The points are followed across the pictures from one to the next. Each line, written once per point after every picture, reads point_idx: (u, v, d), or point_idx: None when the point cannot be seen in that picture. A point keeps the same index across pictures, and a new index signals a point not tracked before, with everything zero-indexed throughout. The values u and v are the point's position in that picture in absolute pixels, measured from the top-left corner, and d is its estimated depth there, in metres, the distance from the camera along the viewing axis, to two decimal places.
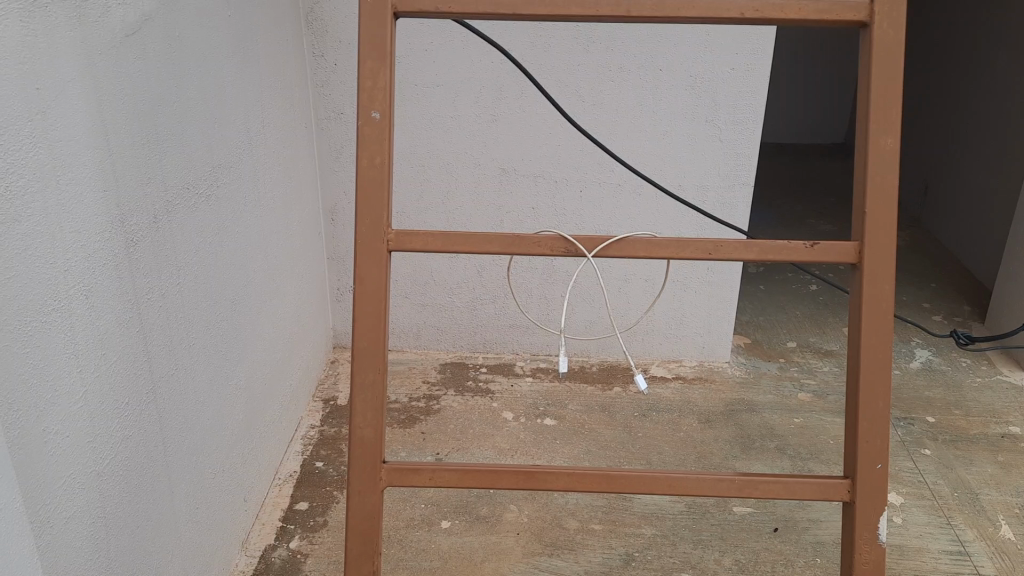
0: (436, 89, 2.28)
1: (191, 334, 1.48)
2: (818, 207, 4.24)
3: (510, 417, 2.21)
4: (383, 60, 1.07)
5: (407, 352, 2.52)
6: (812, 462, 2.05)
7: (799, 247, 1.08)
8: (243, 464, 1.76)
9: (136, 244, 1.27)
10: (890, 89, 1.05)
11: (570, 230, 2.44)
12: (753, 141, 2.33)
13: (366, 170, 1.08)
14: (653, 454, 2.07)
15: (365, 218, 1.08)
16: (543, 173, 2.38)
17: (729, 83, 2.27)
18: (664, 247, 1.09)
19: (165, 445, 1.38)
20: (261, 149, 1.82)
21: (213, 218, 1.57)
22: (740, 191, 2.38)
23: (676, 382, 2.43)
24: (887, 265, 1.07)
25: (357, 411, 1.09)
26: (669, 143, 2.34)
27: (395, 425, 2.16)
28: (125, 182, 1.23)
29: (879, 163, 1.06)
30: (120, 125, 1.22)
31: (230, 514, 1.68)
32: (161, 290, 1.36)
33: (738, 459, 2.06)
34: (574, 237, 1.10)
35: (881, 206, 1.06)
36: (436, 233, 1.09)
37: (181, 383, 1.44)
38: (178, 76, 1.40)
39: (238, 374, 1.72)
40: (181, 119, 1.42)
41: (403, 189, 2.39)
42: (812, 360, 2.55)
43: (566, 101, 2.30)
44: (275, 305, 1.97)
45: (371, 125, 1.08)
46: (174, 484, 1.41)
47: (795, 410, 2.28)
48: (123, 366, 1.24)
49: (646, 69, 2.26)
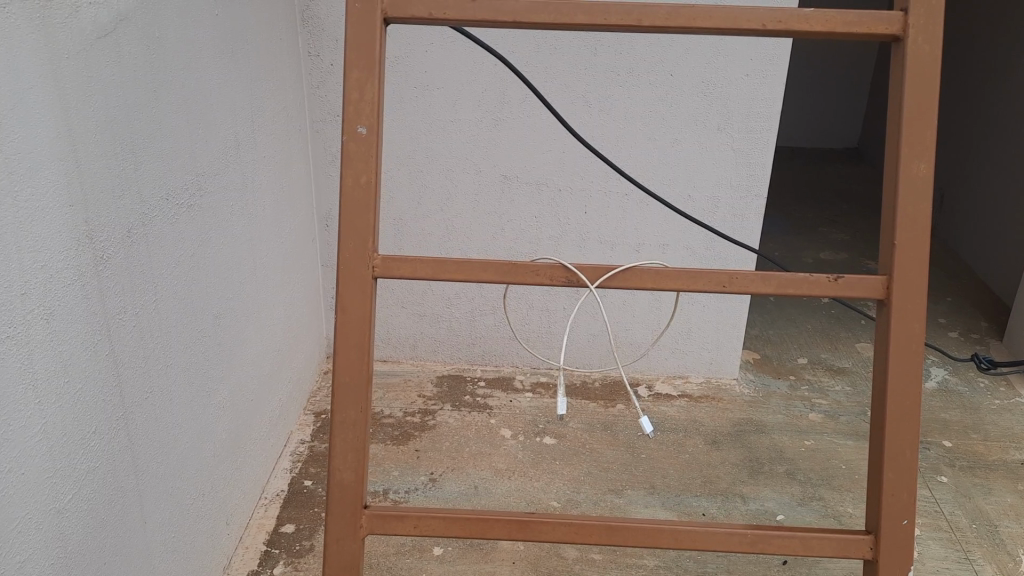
0: (437, 92, 2.19)
1: (167, 353, 1.39)
2: (829, 214, 4.15)
3: (509, 434, 2.13)
4: (372, 70, 0.98)
5: (402, 363, 2.44)
6: (823, 489, 1.96)
7: (822, 280, 0.99)
8: (226, 487, 1.68)
9: (108, 260, 1.18)
10: (926, 110, 0.96)
11: (574, 240, 2.35)
12: (767, 151, 2.23)
13: (352, 189, 0.99)
14: (658, 477, 1.99)
15: (349, 241, 0.99)
16: (545, 181, 2.28)
17: (743, 89, 2.17)
18: (675, 278, 1.00)
19: (137, 475, 1.30)
20: (251, 153, 1.73)
21: (197, 229, 1.48)
22: (753, 202, 2.29)
23: (682, 400, 2.34)
24: (919, 301, 0.97)
25: (337, 452, 1.00)
26: (678, 152, 2.25)
27: (388, 442, 2.08)
28: (94, 195, 1.14)
29: (911, 190, 0.97)
30: (89, 134, 1.12)
31: (210, 541, 1.60)
32: (135, 309, 1.27)
33: (746, 485, 1.97)
34: (577, 266, 1.01)
35: (915, 235, 0.96)
36: (425, 257, 1.00)
37: (157, 407, 1.36)
38: (159, 80, 1.31)
39: (221, 393, 1.64)
40: (162, 126, 1.33)
41: (401, 195, 2.31)
42: (823, 378, 2.46)
43: (572, 107, 2.20)
44: (264, 319, 1.88)
45: (357, 140, 0.99)
46: (145, 514, 1.33)
47: (806, 431, 2.19)
48: (89, 394, 1.15)
49: (657, 75, 2.17)
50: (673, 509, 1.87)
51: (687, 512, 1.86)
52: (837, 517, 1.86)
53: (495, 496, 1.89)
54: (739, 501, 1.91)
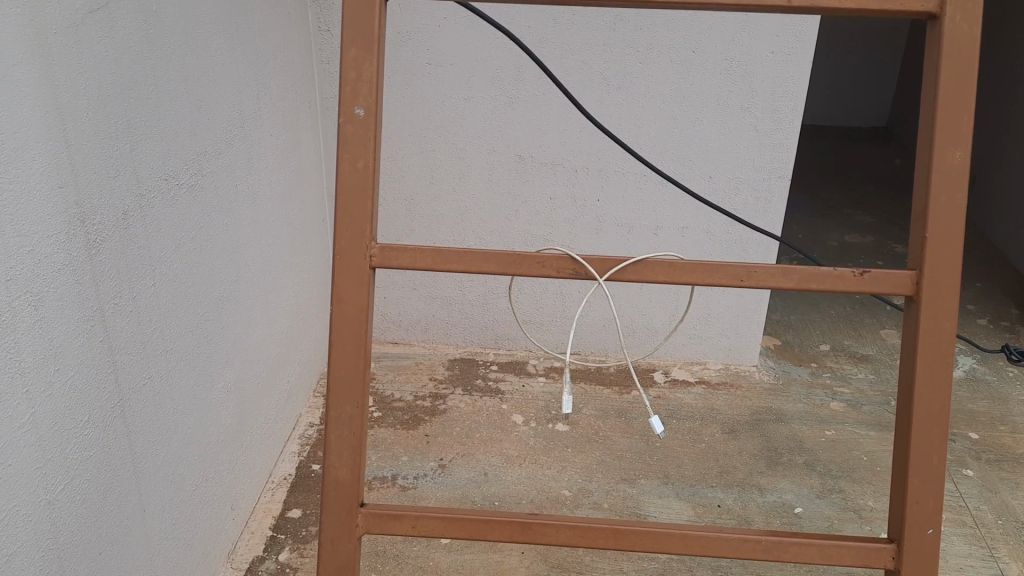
0: (450, 69, 2.12)
1: (166, 337, 1.35)
2: (855, 194, 4.05)
3: (521, 420, 2.09)
4: (371, 48, 0.92)
5: (414, 346, 2.41)
6: (843, 481, 1.90)
7: (846, 275, 0.92)
8: (230, 472, 1.65)
9: (101, 244, 1.14)
10: (964, 93, 0.89)
11: (590, 222, 2.29)
12: (792, 132, 2.16)
13: (349, 175, 0.94)
14: (672, 467, 1.94)
15: (345, 230, 0.94)
16: (561, 161, 2.22)
17: (768, 67, 2.09)
18: (690, 272, 0.94)
19: (134, 463, 1.26)
20: (257, 130, 1.68)
21: (198, 209, 1.43)
22: (776, 184, 2.21)
23: (699, 386, 2.28)
24: (950, 298, 0.91)
25: (332, 450, 0.96)
26: (699, 132, 2.17)
27: (398, 426, 2.04)
28: (87, 176, 1.09)
29: (945, 179, 0.90)
30: (81, 113, 1.07)
31: (214, 526, 1.58)
32: (132, 294, 1.23)
33: (763, 476, 1.91)
34: (585, 258, 0.96)
35: (948, 228, 0.90)
36: (426, 247, 0.95)
37: (155, 393, 1.32)
38: (157, 56, 1.26)
39: (226, 376, 1.61)
40: (160, 105, 1.28)
41: (413, 174, 2.25)
42: (845, 365, 2.40)
43: (590, 84, 2.13)
44: (271, 302, 1.84)
45: (355, 122, 0.93)
46: (144, 502, 1.30)
47: (827, 420, 2.13)
48: (81, 382, 1.11)
49: (678, 51, 2.09)
50: (687, 500, 1.82)
51: (702, 503, 1.82)
52: (857, 511, 1.80)
53: (506, 484, 1.85)
54: (756, 493, 1.85)
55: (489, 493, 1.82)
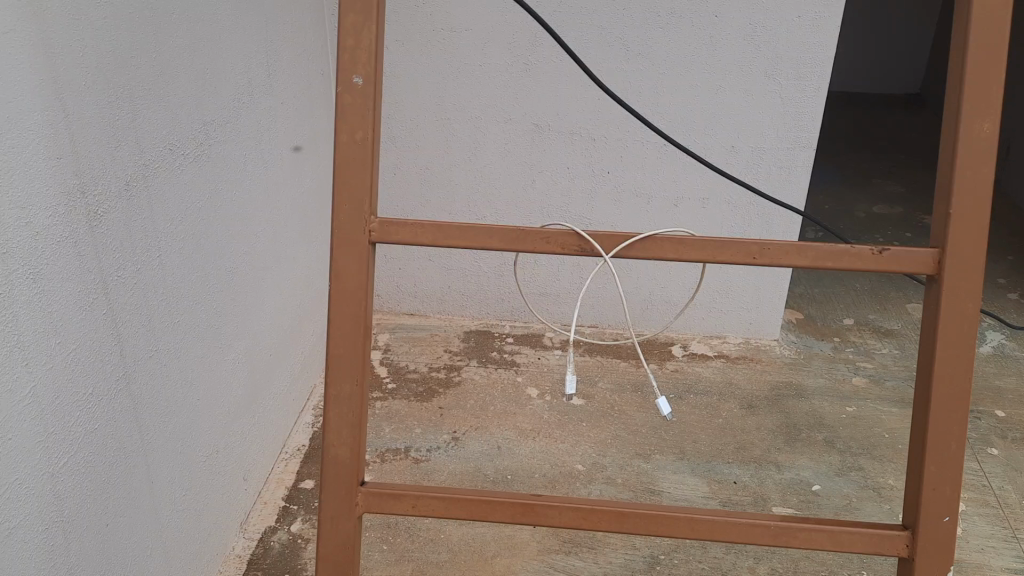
0: (465, 34, 2.10)
1: (173, 308, 1.34)
2: (886, 164, 3.95)
3: (535, 393, 2.07)
4: (369, 14, 0.89)
5: (430, 318, 2.41)
6: (863, 458, 1.87)
7: (864, 252, 0.88)
8: (243, 443, 1.65)
9: (103, 215, 1.12)
10: (993, 61, 0.84)
11: (608, 193, 2.25)
12: (818, 100, 2.12)
13: (347, 146, 0.91)
14: (688, 443, 1.91)
15: (344, 203, 0.91)
16: (579, 130, 2.18)
17: (794, 32, 2.05)
18: (700, 248, 0.90)
19: (140, 434, 1.26)
20: (267, 98, 1.66)
21: (204, 178, 1.41)
22: (801, 154, 2.17)
23: (718, 360, 2.25)
24: (973, 277, 0.86)
25: (331, 427, 0.95)
26: (720, 100, 2.14)
27: (412, 399, 2.03)
28: (86, 146, 1.07)
29: (971, 152, 0.85)
30: (79, 81, 1.04)
31: (226, 497, 1.58)
32: (135, 266, 1.21)
33: (781, 453, 1.88)
34: (590, 234, 0.92)
35: (973, 204, 0.85)
36: (426, 222, 0.92)
37: (162, 365, 1.31)
38: (160, 21, 1.23)
39: (237, 347, 1.60)
40: (164, 73, 1.25)
41: (429, 143, 2.23)
42: (869, 340, 2.35)
43: (608, 49, 2.11)
44: (283, 273, 1.83)
45: (353, 92, 0.90)
46: (151, 473, 1.30)
47: (848, 397, 2.09)
48: (83, 354, 1.10)
49: (700, 14, 2.06)
50: (703, 475, 1.80)
51: (718, 479, 1.79)
52: (877, 489, 1.77)
53: (519, 458, 1.84)
54: (774, 470, 1.82)
55: (502, 467, 1.81)
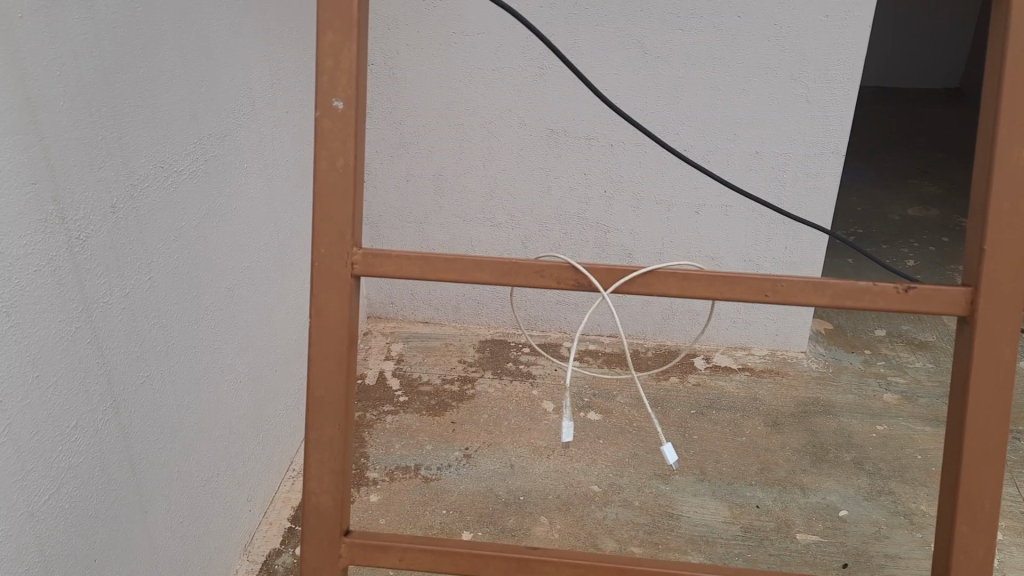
0: (477, 38, 2.08)
1: (166, 332, 1.29)
2: (922, 163, 3.82)
3: (551, 407, 2.01)
4: (349, 33, 0.83)
5: (445, 325, 2.38)
6: (894, 482, 1.77)
7: (889, 291, 0.81)
8: (246, 463, 1.61)
9: (85, 241, 1.07)
10: None
11: (628, 200, 2.22)
12: (848, 104, 2.06)
13: (326, 175, 0.84)
14: (709, 462, 1.83)
15: (323, 235, 0.85)
16: (595, 135, 2.15)
17: (823, 33, 2.00)
18: (708, 283, 0.83)
19: (131, 463, 1.21)
20: (268, 108, 1.61)
21: (200, 197, 1.36)
22: (830, 159, 2.11)
23: (742, 373, 2.17)
24: (1010, 320, 0.78)
25: (313, 475, 0.88)
26: (744, 104, 2.08)
27: (424, 412, 1.98)
28: (65, 170, 1.01)
29: (1009, 182, 0.77)
30: (57, 101, 0.99)
31: (229, 519, 1.54)
32: (124, 290, 1.17)
33: (806, 475, 1.79)
34: (589, 267, 0.85)
35: (1010, 241, 0.77)
36: (412, 253, 0.86)
37: (154, 390, 1.27)
38: (148, 34, 1.17)
39: (238, 366, 1.56)
40: (153, 87, 1.20)
41: (442, 148, 2.21)
42: (902, 352, 2.26)
43: (628, 53, 2.06)
44: (287, 285, 1.79)
45: (332, 116, 0.84)
46: (142, 503, 1.25)
47: (879, 414, 2.00)
48: (64, 386, 1.05)
49: (724, 15, 2.00)
50: (724, 499, 1.72)
51: (741, 503, 1.71)
52: (908, 516, 1.68)
53: (532, 477, 1.77)
54: (799, 493, 1.74)
55: (515, 487, 1.74)
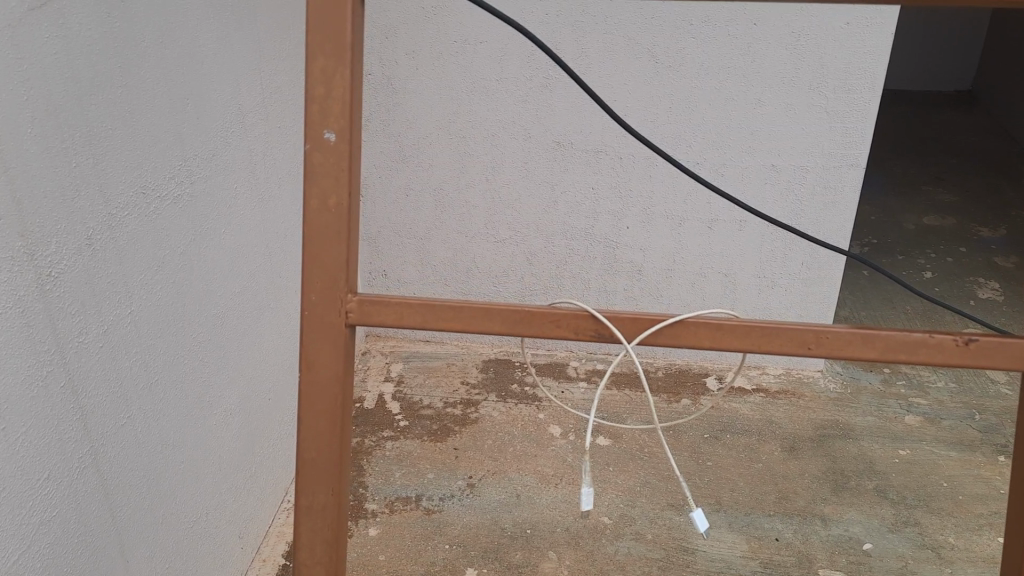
0: (480, 47, 2.00)
1: (149, 368, 1.21)
2: (935, 170, 3.73)
3: (558, 432, 1.93)
4: (343, 58, 0.74)
5: (447, 344, 2.30)
6: (919, 512, 1.69)
7: (948, 344, 0.72)
8: (236, 499, 1.53)
9: (58, 278, 0.98)
10: None
11: (637, 214, 2.14)
12: (869, 115, 1.98)
13: (317, 215, 0.76)
14: (725, 491, 1.75)
15: (314, 281, 0.77)
16: (604, 148, 2.07)
17: (842, 41, 1.92)
18: (744, 334, 0.75)
19: (110, 511, 1.13)
20: (259, 125, 1.52)
21: (186, 222, 1.28)
22: (849, 173, 2.04)
23: (757, 395, 2.09)
24: None
25: (303, 544, 0.80)
26: (759, 115, 2.01)
27: (425, 438, 1.90)
28: (34, 203, 0.92)
29: None
30: (26, 128, 0.90)
31: (218, 558, 1.46)
32: (101, 327, 1.08)
33: (827, 504, 1.71)
34: (611, 317, 0.77)
35: None
36: (412, 300, 0.78)
37: (136, 432, 1.18)
38: (127, 51, 1.09)
39: (229, 398, 1.47)
40: (133, 107, 1.11)
41: (443, 161, 2.13)
42: (923, 371, 2.18)
43: (638, 62, 1.97)
44: (280, 310, 1.71)
45: (324, 150, 0.75)
46: (123, 552, 1.16)
47: (901, 438, 1.92)
48: (37, 436, 0.96)
49: (739, 23, 1.92)
50: (742, 532, 1.63)
51: (759, 536, 1.62)
52: (935, 550, 1.59)
53: (539, 508, 1.69)
54: (819, 525, 1.65)
55: (521, 519, 1.66)
